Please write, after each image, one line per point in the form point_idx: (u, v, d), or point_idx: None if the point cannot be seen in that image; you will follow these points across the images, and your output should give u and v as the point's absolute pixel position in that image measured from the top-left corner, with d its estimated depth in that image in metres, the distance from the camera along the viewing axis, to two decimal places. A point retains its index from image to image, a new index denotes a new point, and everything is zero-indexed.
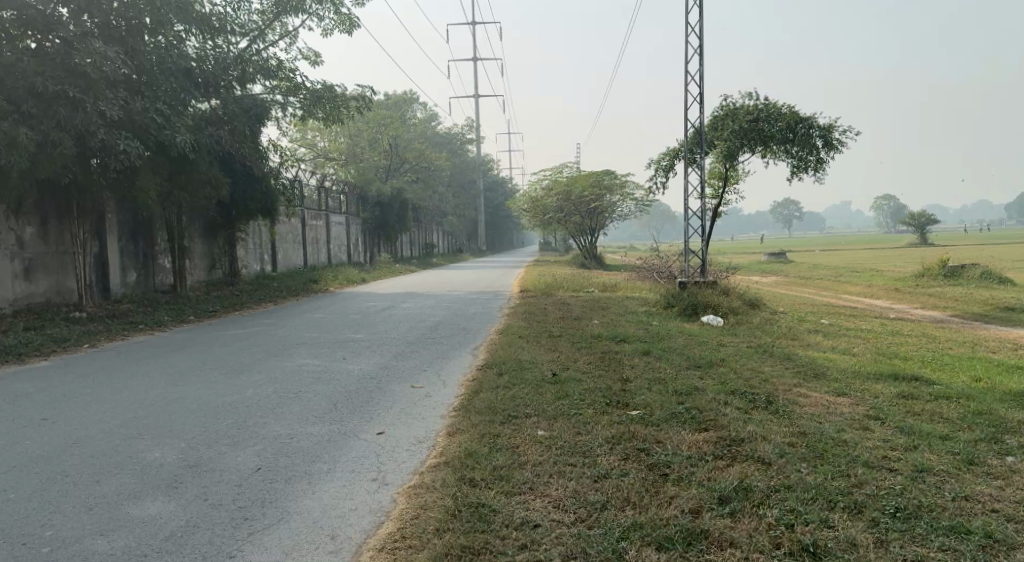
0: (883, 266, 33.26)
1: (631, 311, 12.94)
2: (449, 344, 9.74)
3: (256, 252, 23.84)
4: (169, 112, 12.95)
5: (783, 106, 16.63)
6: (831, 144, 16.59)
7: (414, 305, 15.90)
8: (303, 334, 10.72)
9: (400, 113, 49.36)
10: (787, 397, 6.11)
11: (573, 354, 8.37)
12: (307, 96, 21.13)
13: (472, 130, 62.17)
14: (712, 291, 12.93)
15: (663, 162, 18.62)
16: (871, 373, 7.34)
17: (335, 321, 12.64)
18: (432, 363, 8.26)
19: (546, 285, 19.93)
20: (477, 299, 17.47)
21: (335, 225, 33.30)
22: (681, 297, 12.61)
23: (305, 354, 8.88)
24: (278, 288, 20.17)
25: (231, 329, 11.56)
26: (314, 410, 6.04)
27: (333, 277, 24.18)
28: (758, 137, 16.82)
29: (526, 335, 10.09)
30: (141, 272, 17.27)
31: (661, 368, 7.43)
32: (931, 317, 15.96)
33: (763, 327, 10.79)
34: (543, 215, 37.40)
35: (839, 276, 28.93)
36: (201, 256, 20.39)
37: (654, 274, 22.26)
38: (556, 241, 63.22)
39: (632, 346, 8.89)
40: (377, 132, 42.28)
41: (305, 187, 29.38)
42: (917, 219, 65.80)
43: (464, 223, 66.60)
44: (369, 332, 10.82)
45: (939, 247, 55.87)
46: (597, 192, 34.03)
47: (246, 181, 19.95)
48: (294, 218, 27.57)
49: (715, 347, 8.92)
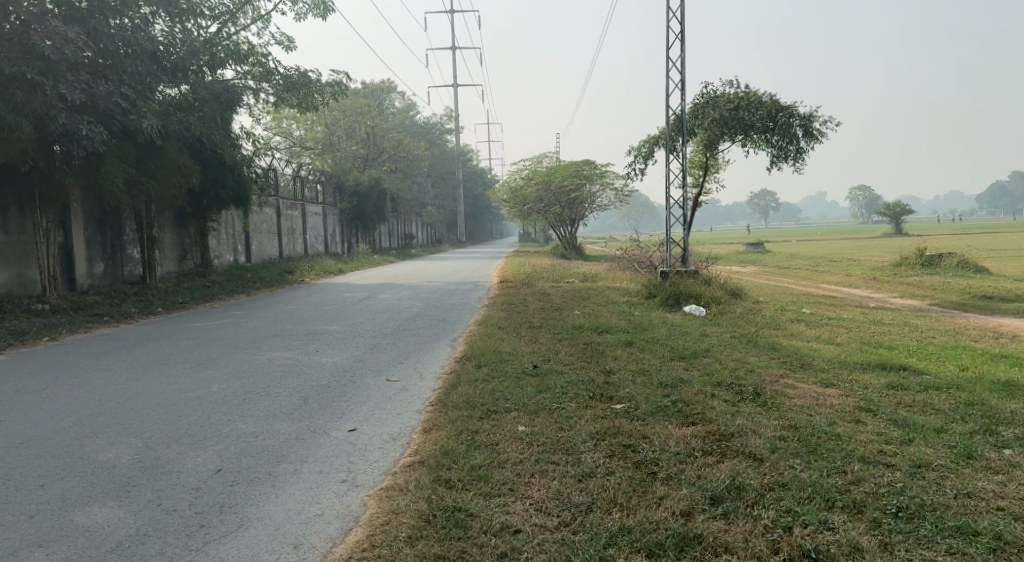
0: (862, 255, 33.43)
1: (612, 302, 12.71)
2: (426, 336, 9.47)
3: (229, 242, 23.36)
4: (134, 96, 12.62)
5: (764, 94, 16.48)
6: (812, 133, 16.48)
7: (391, 296, 15.61)
8: (274, 326, 10.38)
9: (377, 102, 48.86)
10: (774, 388, 5.91)
11: (554, 345, 8.15)
12: (280, 82, 20.75)
13: (450, 120, 61.74)
14: (693, 281, 12.76)
15: (643, 149, 18.44)
16: (857, 363, 7.18)
17: (309, 313, 12.30)
18: (408, 356, 7.99)
19: (525, 276, 19.68)
20: (455, 290, 17.17)
21: (311, 215, 32.79)
22: (663, 288, 12.41)
23: (276, 347, 8.56)
24: (252, 280, 19.74)
25: (200, 321, 11.19)
26: (283, 406, 5.75)
27: (309, 268, 23.79)
28: (739, 126, 16.67)
29: (505, 327, 9.84)
30: (108, 263, 16.81)
31: (644, 359, 7.22)
32: (911, 306, 15.93)
33: (746, 317, 10.61)
34: (522, 205, 37.13)
35: (817, 266, 29.00)
36: (171, 246, 19.90)
37: (634, 264, 22.11)
38: (535, 231, 63.02)
39: (614, 337, 8.67)
40: (354, 121, 41.73)
41: (280, 177, 28.93)
42: (893, 209, 66.42)
43: (443, 214, 66.21)
44: (343, 324, 10.50)
45: (914, 237, 56.36)
46: (576, 182, 33.85)
47: (218, 169, 19.50)
48: (268, 208, 27.11)
49: (698, 337, 8.73)
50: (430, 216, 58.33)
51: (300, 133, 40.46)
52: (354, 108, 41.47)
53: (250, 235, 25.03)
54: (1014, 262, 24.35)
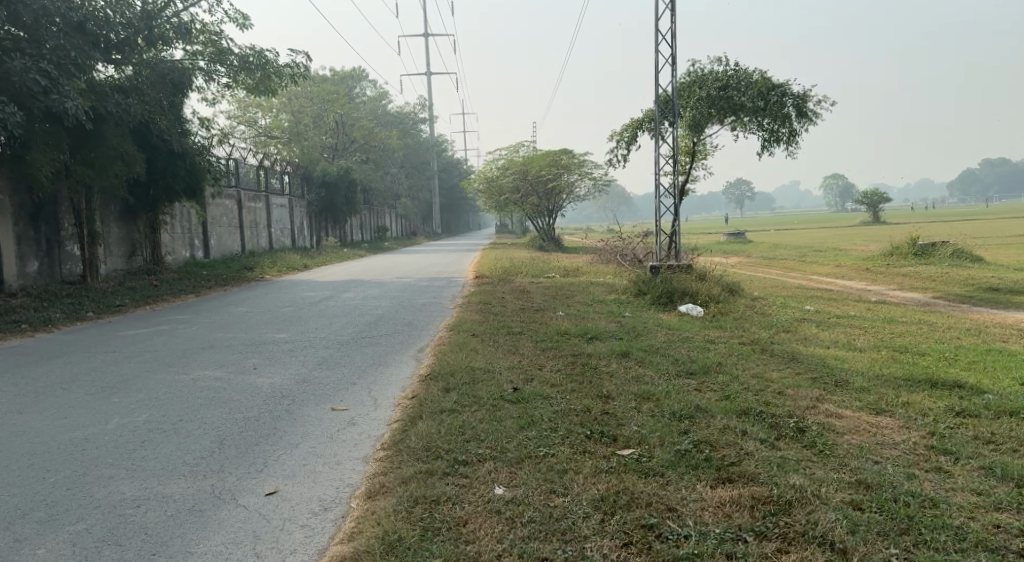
0: (847, 245, 32.56)
1: (597, 301, 11.48)
2: (388, 346, 8.15)
3: (183, 237, 21.81)
4: (57, 73, 11.12)
5: (754, 72, 15.30)
6: (807, 114, 15.33)
7: (356, 295, 14.25)
8: (213, 335, 8.99)
9: (347, 90, 47.23)
10: (816, 419, 4.70)
11: (537, 358, 6.88)
12: (236, 63, 19.23)
13: (424, 109, 60.18)
14: (687, 276, 11.57)
15: (625, 135, 17.23)
16: (900, 378, 6.00)
17: (259, 317, 10.92)
18: (362, 374, 6.66)
19: (502, 270, 18.38)
20: (426, 287, 15.84)
21: (276, 207, 31.23)
22: (655, 284, 11.21)
23: (207, 363, 7.20)
24: (206, 277, 18.25)
25: (130, 329, 9.75)
26: (190, 452, 4.44)
27: (271, 263, 22.35)
28: (728, 107, 15.49)
29: (480, 333, 8.55)
30: (44, 261, 15.31)
31: (645, 378, 5.98)
32: (915, 299, 14.90)
33: (751, 318, 9.43)
34: (498, 196, 35.83)
35: (803, 255, 28.04)
36: (118, 242, 18.36)
37: (617, 258, 20.92)
38: (511, 223, 61.85)
39: (607, 347, 7.39)
40: (321, 109, 40.12)
41: (242, 167, 27.40)
42: (870, 198, 66.31)
43: (418, 206, 64.67)
44: (294, 332, 9.13)
45: (894, 225, 55.97)
46: (554, 171, 32.64)
47: (167, 158, 18.05)
48: (228, 200, 25.57)
49: (703, 345, 7.52)
50: (403, 208, 56.82)
51: (266, 122, 38.93)
52: (322, 95, 39.82)
53: (208, 228, 23.49)
54: (1005, 250, 23.59)
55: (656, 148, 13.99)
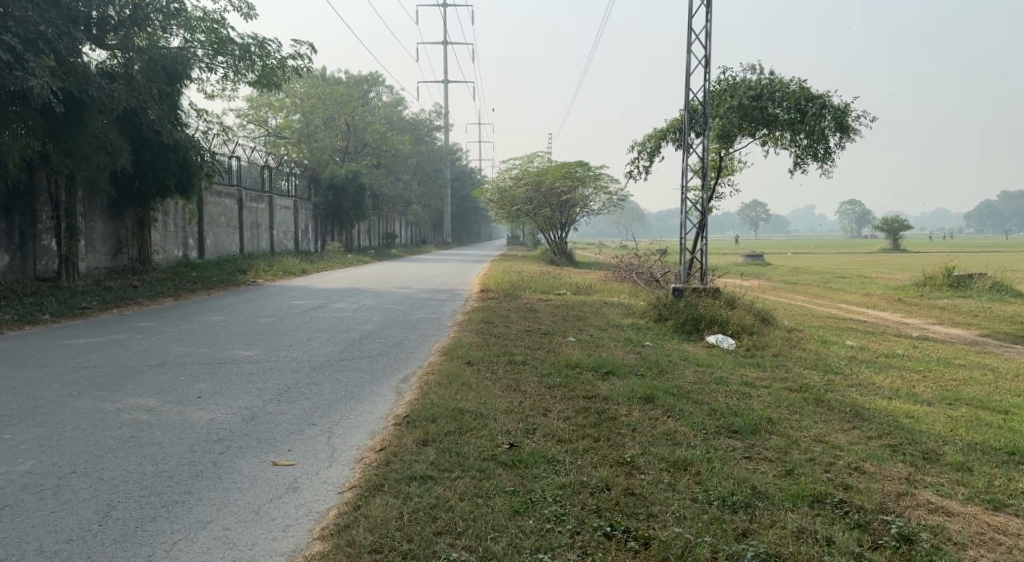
0: (870, 273, 31.23)
1: (613, 326, 10.22)
2: (368, 373, 6.89)
3: (176, 235, 20.73)
4: (22, 48, 10.06)
5: (792, 81, 14.08)
6: (847, 129, 14.04)
7: (348, 306, 13.06)
8: (169, 349, 7.79)
9: (362, 94, 46.43)
10: (919, 517, 3.46)
11: (541, 400, 5.61)
12: (236, 53, 18.17)
13: (440, 117, 59.42)
14: (714, 301, 10.28)
15: (648, 145, 16.03)
16: (1004, 451, 4.70)
17: (233, 328, 9.70)
18: (326, 411, 5.39)
19: (509, 285, 17.15)
20: (427, 301, 14.62)
21: (280, 208, 30.16)
22: (679, 309, 9.95)
23: (145, 388, 5.97)
24: (193, 279, 17.10)
25: (82, 337, 8.56)
26: (58, 536, 3.25)
27: (267, 267, 21.22)
28: (763, 117, 14.24)
29: (476, 362, 7.29)
30: (15, 255, 14.26)
31: (678, 435, 4.71)
32: (959, 336, 13.57)
33: (792, 355, 8.16)
34: (510, 207, 34.66)
35: (826, 282, 26.71)
36: (102, 238, 17.33)
37: (632, 277, 19.67)
38: (522, 235, 60.72)
39: (628, 388, 6.09)
40: (334, 111, 39.29)
41: (245, 166, 26.39)
42: (890, 226, 65.06)
43: (430, 215, 63.77)
44: (263, 350, 7.89)
45: (913, 254, 54.62)
46: (569, 184, 31.53)
47: (158, 150, 17.03)
48: (228, 199, 24.52)
49: (743, 390, 6.23)
50: (414, 215, 55.84)
51: (277, 122, 38.09)
52: (335, 97, 38.91)
53: (204, 227, 22.44)
54: None
55: (682, 159, 12.78)
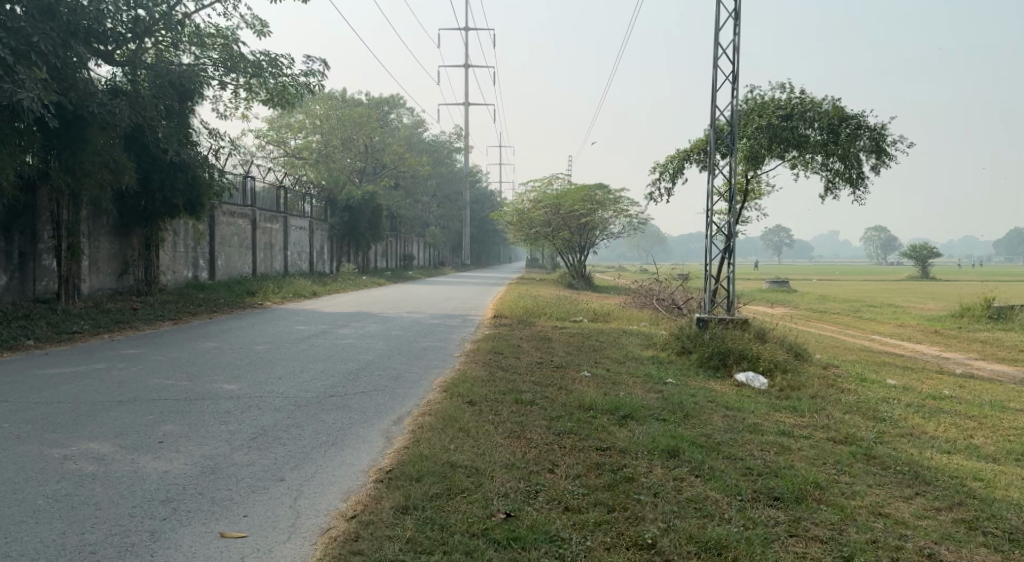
0: (901, 302, 30.19)
1: (632, 358, 9.47)
2: (357, 413, 6.19)
3: (186, 256, 20.25)
4: (12, 59, 9.63)
5: (824, 101, 13.36)
6: (884, 152, 13.26)
7: (353, 332, 12.42)
8: (147, 383, 7.15)
9: (382, 115, 46.25)
10: None
11: (548, 452, 4.89)
12: (249, 72, 17.77)
13: (460, 138, 59.18)
14: (742, 334, 9.51)
15: (670, 167, 15.31)
16: None
17: (224, 357, 9.05)
18: (300, 462, 4.70)
19: (524, 311, 16.44)
20: (436, 327, 13.91)
21: (295, 229, 29.71)
22: (704, 342, 9.19)
23: (102, 430, 5.32)
24: (199, 301, 16.56)
25: (58, 366, 7.95)
26: None
27: (277, 289, 20.66)
28: (794, 138, 13.47)
29: (479, 401, 6.58)
30: (13, 275, 13.79)
31: (711, 504, 3.99)
32: (1006, 373, 12.64)
33: (831, 398, 7.38)
34: (528, 230, 34.01)
35: (856, 311, 25.74)
36: (107, 258, 16.88)
37: (653, 303, 18.88)
38: (541, 256, 60.15)
39: (648, 438, 5.31)
40: (353, 132, 39.05)
41: (260, 186, 26.02)
42: (917, 252, 63.71)
43: (449, 236, 63.37)
44: (249, 384, 7.23)
45: (942, 282, 53.25)
46: (589, 207, 30.89)
47: (167, 169, 16.60)
48: (241, 219, 24.08)
49: (779, 440, 5.47)
50: (432, 236, 55.43)
51: (296, 142, 37.88)
52: (354, 118, 38.62)
53: (215, 247, 21.97)
54: None
55: (707, 181, 12.06)
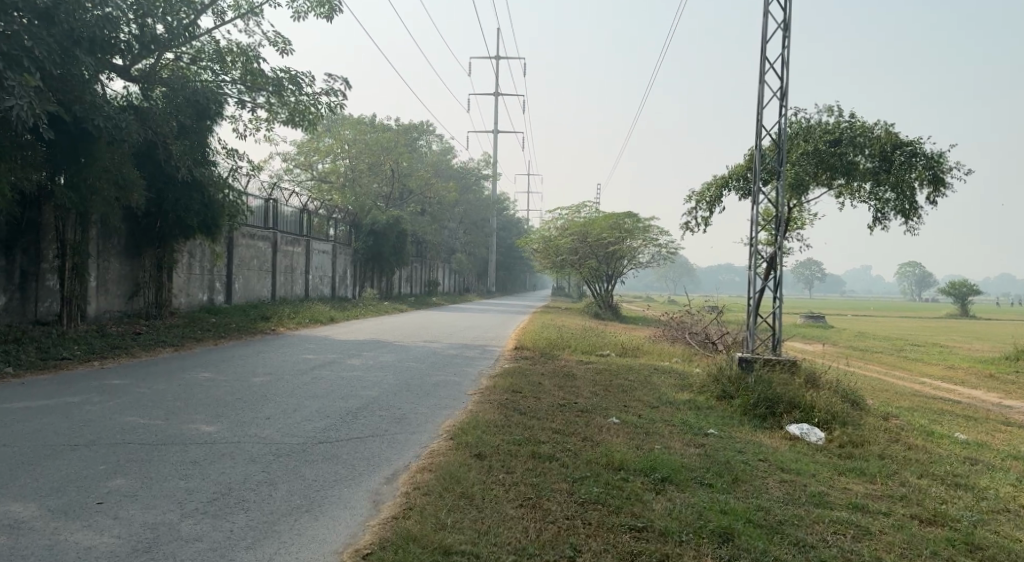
0: (946, 342, 28.71)
1: (667, 402, 8.47)
2: (346, 467, 5.28)
3: (201, 280, 19.43)
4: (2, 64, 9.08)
5: (876, 126, 12.35)
6: (942, 181, 12.19)
7: (362, 363, 11.53)
8: (117, 423, 6.30)
9: (410, 140, 45.95)
10: None
11: (571, 532, 3.96)
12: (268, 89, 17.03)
13: (489, 165, 58.75)
14: (792, 378, 8.48)
15: (708, 194, 14.35)
16: None
17: (214, 390, 8.21)
18: (262, 541, 3.78)
19: (548, 343, 15.47)
20: (453, 359, 12.96)
21: (318, 253, 29.11)
22: (749, 387, 8.20)
23: (37, 487, 4.45)
24: (209, 326, 15.82)
25: (25, 400, 7.15)
26: None
27: (293, 313, 19.91)
28: (843, 165, 12.46)
29: (491, 455, 5.63)
30: (14, 296, 13.17)
31: None
32: None
33: (902, 461, 6.34)
34: (555, 257, 33.07)
35: (899, 350, 24.38)
36: (117, 279, 16.16)
37: (686, 338, 17.80)
38: (568, 285, 59.23)
39: (693, 513, 4.36)
40: (379, 157, 38.68)
41: (283, 209, 25.49)
42: (957, 289, 61.76)
43: (474, 263, 62.69)
44: (231, 427, 6.35)
45: (985, 321, 51.33)
46: (617, 235, 29.98)
47: (181, 189, 16.06)
48: (262, 241, 23.46)
49: (854, 522, 4.47)
50: (457, 263, 54.80)
51: (322, 166, 37.54)
52: (381, 143, 38.23)
53: (234, 271, 21.24)
54: None
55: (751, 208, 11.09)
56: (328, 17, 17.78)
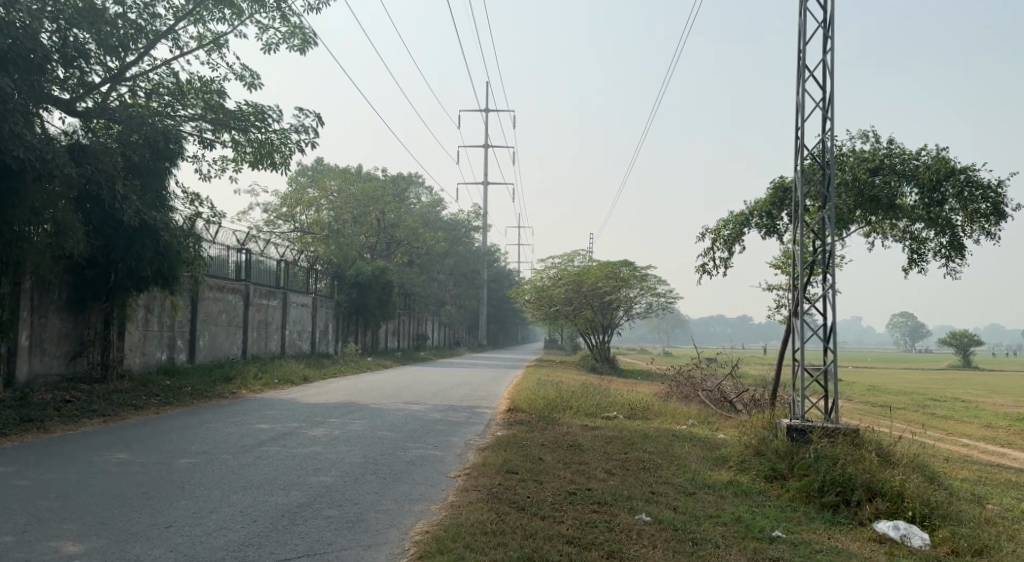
0: (967, 396, 27.02)
1: (707, 489, 6.67)
2: None
3: (161, 336, 17.58)
4: None
5: (924, 151, 10.83)
6: (1000, 214, 10.63)
7: (327, 434, 9.66)
8: None
9: (397, 190, 44.70)
10: None
11: None
12: (234, 129, 15.24)
13: (479, 217, 57.59)
14: (863, 457, 6.72)
15: (725, 232, 12.76)
16: None
17: (120, 481, 6.32)
18: None
19: (548, 403, 13.62)
20: (436, 425, 11.07)
21: (297, 306, 27.29)
22: (815, 474, 6.45)
23: None
24: (160, 390, 13.90)
25: None
26: None
27: (264, 372, 18.04)
28: (884, 196, 10.95)
29: None
30: None
31: None
32: None
33: None
34: (548, 308, 31.37)
35: (922, 406, 22.60)
36: (57, 339, 14.26)
37: (699, 397, 16.01)
38: (561, 338, 57.50)
39: None
40: (364, 207, 37.30)
41: (260, 259, 23.80)
42: (959, 339, 60.36)
43: (465, 316, 61.00)
44: (108, 544, 4.52)
45: (989, 371, 49.73)
46: (613, 285, 28.41)
47: (133, 234, 14.01)
48: (234, 294, 21.66)
49: None
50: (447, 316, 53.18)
51: (305, 217, 36.05)
52: (366, 193, 36.87)
53: (200, 326, 19.42)
54: None
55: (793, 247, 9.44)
56: (301, 49, 16.09)
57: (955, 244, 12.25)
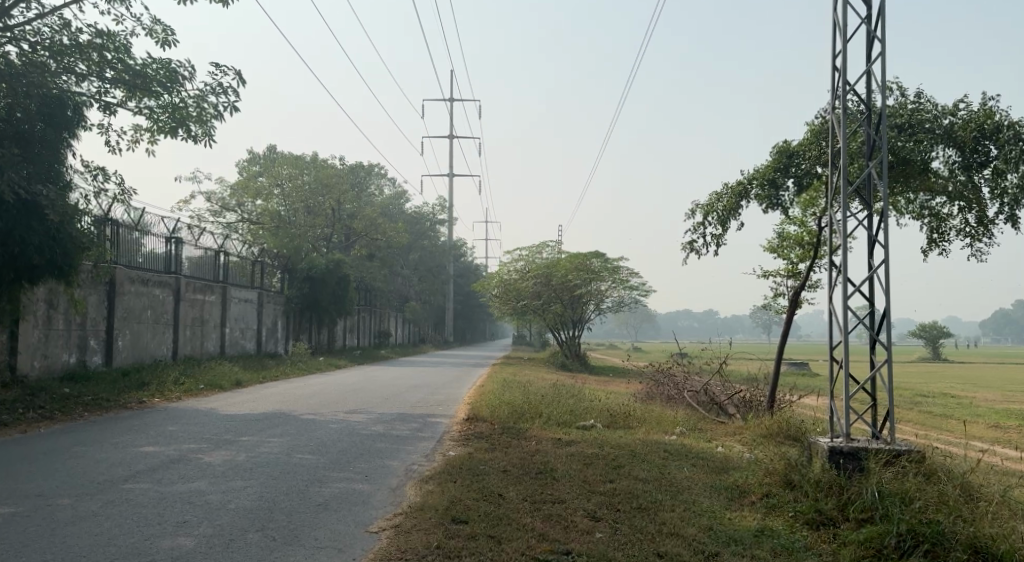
0: (956, 392, 25.58)
1: (738, 545, 4.71)
2: None
3: (68, 337, 15.21)
4: None
5: (963, 104, 9.02)
6: None
7: (230, 458, 7.50)
8: None
9: (357, 180, 42.29)
10: None
11: None
12: (143, 93, 12.94)
13: (443, 209, 55.26)
14: (949, 496, 4.82)
15: (719, 207, 10.88)
16: None
17: None
18: None
19: (512, 410, 11.57)
20: (375, 443, 8.94)
21: (240, 302, 24.94)
22: (893, 526, 4.53)
23: None
24: (50, 400, 11.56)
25: None
26: None
27: (191, 376, 15.73)
28: (915, 158, 9.12)
29: None
30: None
31: None
32: None
33: None
34: (515, 302, 29.29)
35: (916, 404, 21.00)
36: None
37: (688, 402, 14.11)
38: (529, 334, 55.51)
39: None
40: (319, 196, 34.84)
41: (198, 250, 21.45)
42: (928, 330, 59.71)
43: (430, 311, 58.70)
44: None
45: (961, 364, 48.84)
46: (582, 277, 26.55)
47: (16, 215, 11.43)
48: (164, 289, 19.32)
49: None
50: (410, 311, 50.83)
51: (255, 207, 33.53)
52: (321, 182, 34.43)
53: (119, 325, 17.07)
54: None
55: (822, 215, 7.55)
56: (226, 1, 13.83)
57: (984, 219, 10.53)
